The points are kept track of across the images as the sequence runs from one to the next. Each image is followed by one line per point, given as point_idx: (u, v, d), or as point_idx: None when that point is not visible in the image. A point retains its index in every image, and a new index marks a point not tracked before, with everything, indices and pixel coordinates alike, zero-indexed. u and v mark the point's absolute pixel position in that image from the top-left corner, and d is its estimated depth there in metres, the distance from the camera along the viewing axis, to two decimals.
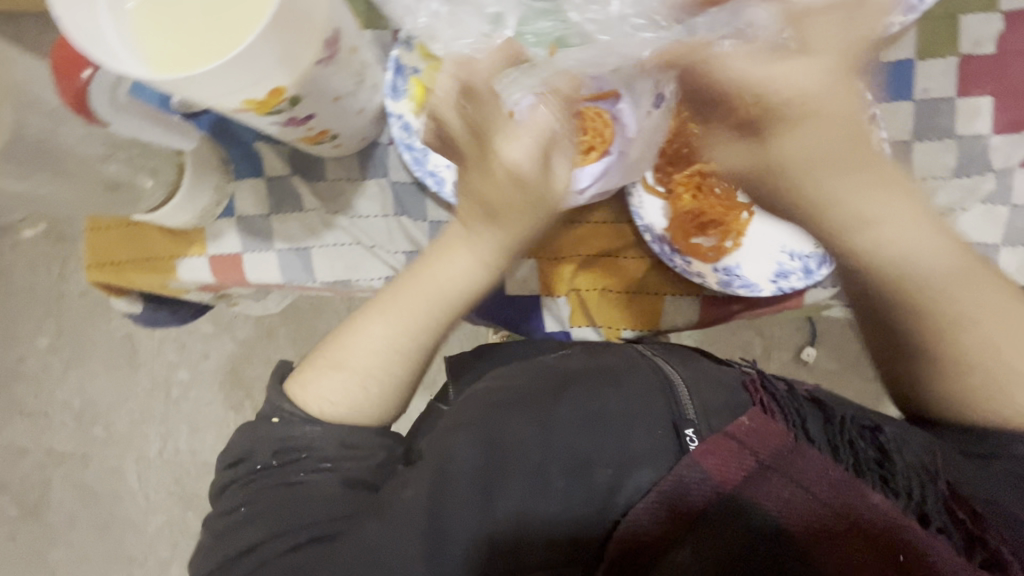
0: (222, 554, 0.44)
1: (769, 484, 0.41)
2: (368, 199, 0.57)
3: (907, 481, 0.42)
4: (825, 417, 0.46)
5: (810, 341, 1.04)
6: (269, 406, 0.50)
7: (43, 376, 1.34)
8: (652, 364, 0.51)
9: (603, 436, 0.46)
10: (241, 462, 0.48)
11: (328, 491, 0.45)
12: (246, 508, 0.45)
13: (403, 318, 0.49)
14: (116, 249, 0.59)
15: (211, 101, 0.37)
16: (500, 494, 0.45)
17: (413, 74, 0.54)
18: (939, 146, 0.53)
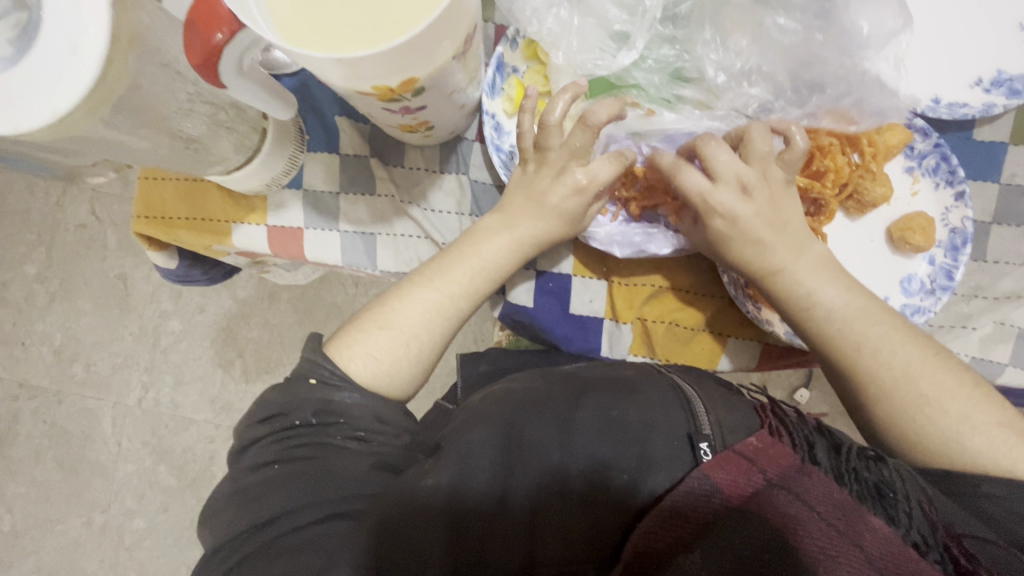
0: (238, 521, 0.39)
1: (777, 504, 0.38)
2: (444, 193, 0.55)
3: (904, 510, 0.38)
4: (832, 445, 0.42)
5: (805, 383, 0.96)
6: (306, 364, 0.45)
7: (27, 304, 1.28)
8: (669, 379, 0.48)
9: (620, 438, 0.43)
10: (277, 417, 0.43)
11: (341, 460, 0.41)
12: (279, 467, 0.41)
13: (453, 284, 0.49)
14: (170, 203, 0.56)
15: (343, 83, 0.35)
16: (515, 485, 0.41)
17: (513, 74, 0.53)
18: (1018, 232, 0.54)
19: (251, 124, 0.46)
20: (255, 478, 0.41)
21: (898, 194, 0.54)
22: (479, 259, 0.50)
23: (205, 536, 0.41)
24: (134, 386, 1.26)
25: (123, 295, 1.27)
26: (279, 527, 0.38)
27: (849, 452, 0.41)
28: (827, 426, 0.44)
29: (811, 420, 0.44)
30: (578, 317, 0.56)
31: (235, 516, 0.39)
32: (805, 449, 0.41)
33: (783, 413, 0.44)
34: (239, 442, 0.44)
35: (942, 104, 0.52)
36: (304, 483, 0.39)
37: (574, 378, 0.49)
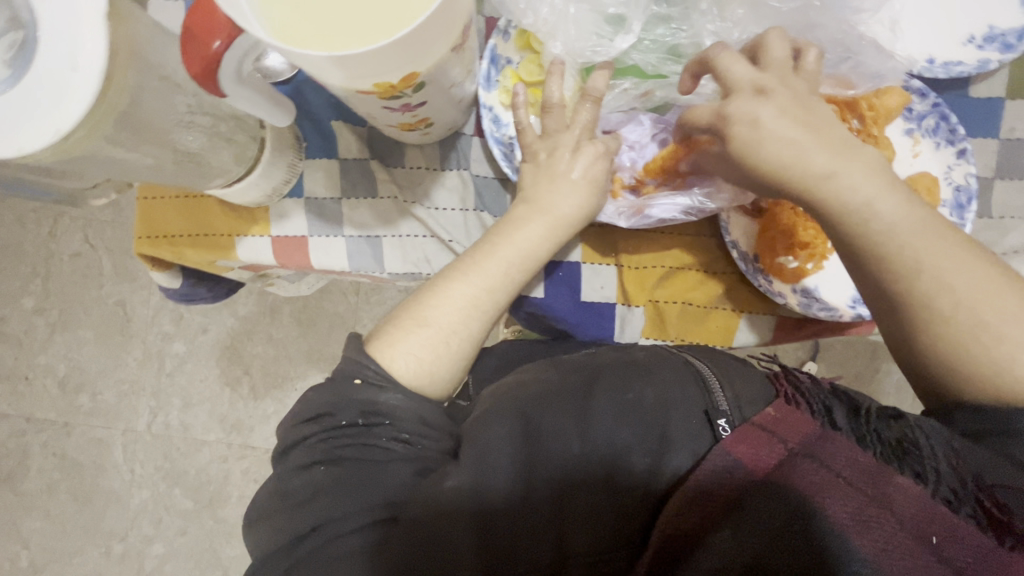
0: (287, 532, 0.40)
1: (802, 472, 0.37)
2: (447, 191, 0.55)
3: (932, 467, 0.36)
4: (851, 407, 0.40)
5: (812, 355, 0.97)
6: (351, 364, 0.45)
7: (28, 338, 1.27)
8: (680, 358, 0.47)
9: (642, 420, 0.43)
10: (322, 417, 0.43)
11: (379, 467, 0.42)
12: (324, 469, 0.42)
13: (490, 279, 0.48)
14: (171, 222, 0.55)
15: (344, 83, 0.35)
16: (541, 478, 0.41)
17: (508, 65, 0.53)
18: (1018, 186, 0.54)
19: (249, 133, 0.47)
20: (301, 481, 0.42)
21: (900, 156, 0.54)
22: (517, 248, 0.49)
23: (254, 545, 0.42)
24: (142, 411, 1.26)
25: (124, 321, 1.26)
26: (322, 535, 0.39)
27: (869, 412, 0.40)
28: (843, 388, 0.42)
29: (828, 386, 0.43)
30: (589, 304, 0.56)
31: (285, 521, 0.41)
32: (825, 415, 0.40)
33: (797, 381, 0.42)
34: (282, 444, 0.44)
35: (936, 63, 0.52)
36: (345, 490, 0.40)
37: (588, 363, 0.48)
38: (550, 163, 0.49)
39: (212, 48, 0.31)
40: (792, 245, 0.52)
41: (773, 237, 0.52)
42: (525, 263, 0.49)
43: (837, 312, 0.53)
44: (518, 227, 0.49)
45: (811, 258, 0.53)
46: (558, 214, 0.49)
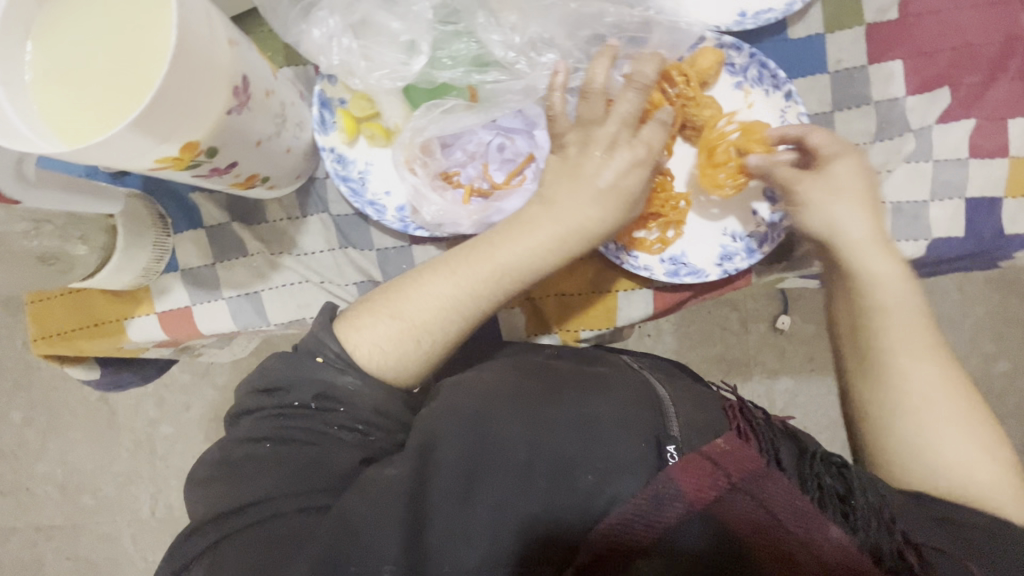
0: (222, 502, 0.41)
1: (737, 506, 0.39)
2: (311, 235, 0.57)
3: (863, 518, 0.39)
4: (798, 447, 0.45)
5: (783, 310, 1.03)
6: (315, 341, 0.46)
7: (20, 451, 1.30)
8: (644, 387, 0.49)
9: (590, 441, 0.43)
10: (277, 391, 0.44)
11: (330, 452, 0.43)
12: (270, 447, 0.42)
13: (472, 280, 0.46)
14: (62, 319, 0.58)
15: (125, 165, 0.37)
16: (483, 483, 0.41)
17: (340, 105, 0.54)
18: (858, 114, 0.55)
19: (97, 224, 0.50)
20: (245, 452, 0.43)
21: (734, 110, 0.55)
22: (512, 257, 0.46)
23: (191, 506, 0.44)
24: (142, 499, 1.28)
25: (109, 416, 1.29)
26: (253, 514, 0.40)
27: (813, 454, 0.44)
28: (796, 429, 0.46)
29: (776, 423, 0.46)
30: None
31: (220, 488, 0.42)
32: (772, 451, 0.43)
33: (751, 415, 0.45)
34: (237, 407, 0.45)
35: (748, 16, 0.53)
36: (285, 471, 0.41)
37: (547, 374, 0.49)
38: None
39: None
40: (644, 218, 0.54)
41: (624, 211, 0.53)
42: (520, 276, 0.47)
43: (703, 272, 0.54)
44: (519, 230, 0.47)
45: (669, 227, 0.54)
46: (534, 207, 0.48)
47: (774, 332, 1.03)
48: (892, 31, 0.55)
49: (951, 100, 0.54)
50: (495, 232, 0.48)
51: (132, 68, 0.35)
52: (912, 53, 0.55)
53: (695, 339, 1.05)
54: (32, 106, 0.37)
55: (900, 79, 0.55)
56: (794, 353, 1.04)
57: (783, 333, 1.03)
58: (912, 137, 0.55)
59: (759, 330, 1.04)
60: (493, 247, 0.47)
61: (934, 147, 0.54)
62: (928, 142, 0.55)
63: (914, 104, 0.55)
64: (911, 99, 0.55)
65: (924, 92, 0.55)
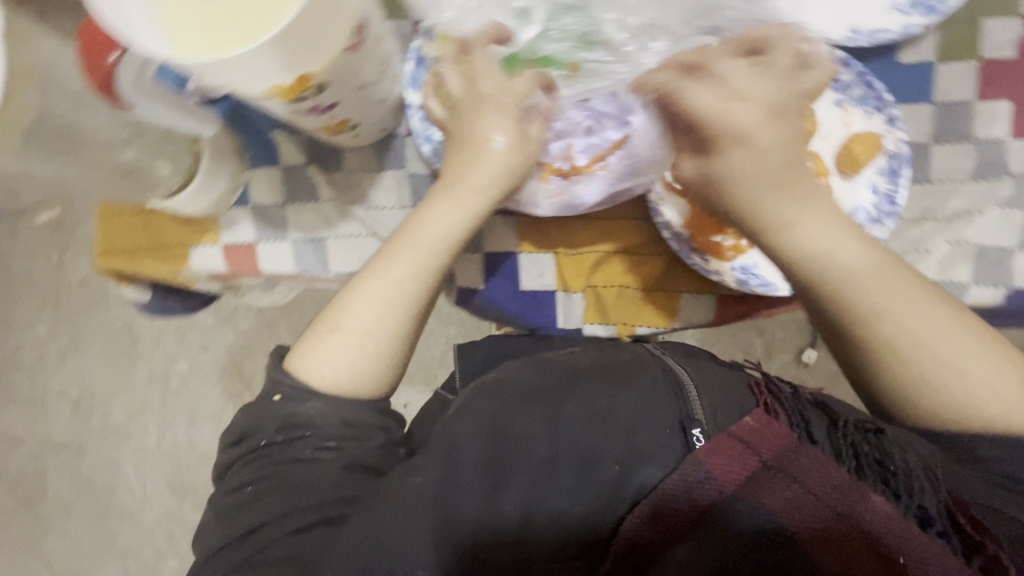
0: (225, 536, 0.42)
1: (771, 485, 0.39)
2: (385, 190, 0.57)
3: (906, 485, 0.39)
4: (829, 420, 0.44)
5: (809, 343, 1.00)
6: (269, 381, 0.47)
7: (41, 364, 1.33)
8: (662, 363, 0.49)
9: (610, 430, 0.45)
10: (247, 437, 0.45)
11: (318, 470, 0.43)
12: (252, 488, 0.43)
13: (401, 281, 0.47)
14: (128, 236, 0.58)
15: (238, 86, 0.37)
16: (507, 481, 0.43)
17: (434, 64, 0.53)
18: (958, 149, 0.53)
19: None
20: (235, 501, 0.43)
21: (831, 127, 0.53)
22: (433, 231, 0.48)
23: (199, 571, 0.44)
24: (150, 429, 1.30)
25: (129, 344, 1.31)
26: (263, 536, 0.41)
27: (845, 424, 0.43)
28: (824, 402, 0.46)
29: (805, 398, 0.46)
30: (530, 293, 0.57)
31: (222, 530, 0.42)
32: (801, 427, 0.43)
33: (777, 392, 0.46)
34: (220, 466, 0.46)
35: (861, 32, 0.52)
36: (297, 497, 0.42)
37: (565, 367, 0.50)
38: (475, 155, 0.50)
39: (104, 63, 0.37)
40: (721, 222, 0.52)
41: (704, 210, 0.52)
42: (438, 247, 0.48)
43: (775, 285, 0.52)
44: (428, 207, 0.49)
45: None
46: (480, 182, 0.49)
47: (797, 363, 1.00)
48: (1007, 70, 0.53)
49: None
50: (412, 215, 0.50)
51: None
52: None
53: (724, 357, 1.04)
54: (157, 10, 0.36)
55: (1007, 119, 0.53)
56: (821, 387, 1.02)
57: (806, 365, 0.99)
58: (1010, 181, 0.53)
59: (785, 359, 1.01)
60: (410, 223, 0.49)
61: None
62: None
63: (1018, 147, 0.53)
64: (1016, 142, 0.53)
65: None
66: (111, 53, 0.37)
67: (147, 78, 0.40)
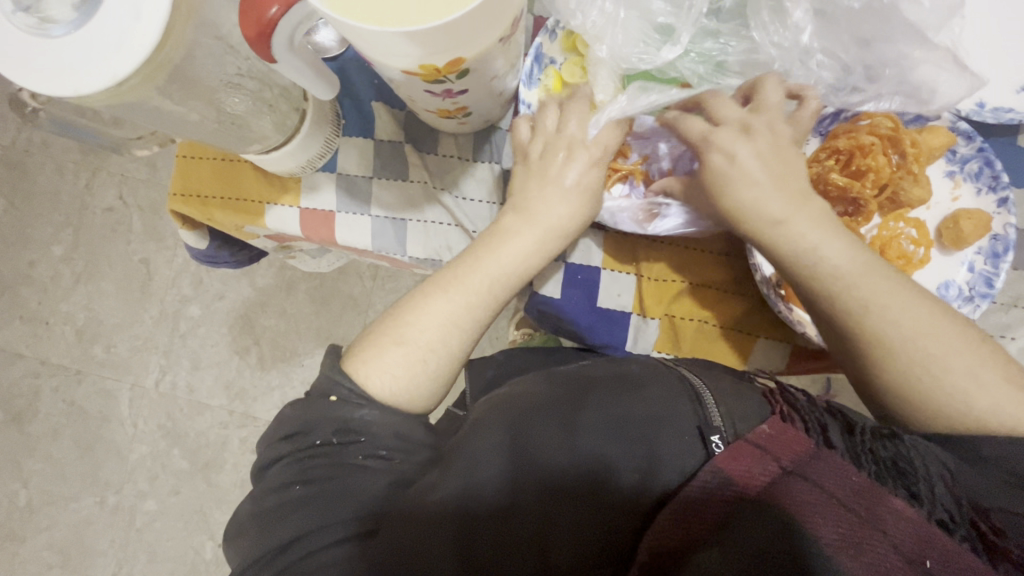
0: (268, 541, 0.40)
1: (793, 492, 0.36)
2: (476, 182, 0.56)
3: (926, 489, 0.36)
4: (845, 425, 0.40)
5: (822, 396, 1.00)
6: (326, 381, 0.45)
7: (53, 284, 1.30)
8: (677, 373, 0.47)
9: (634, 439, 0.42)
10: (296, 436, 0.44)
11: (357, 479, 0.42)
12: (301, 488, 0.42)
13: (471, 293, 0.48)
14: (206, 183, 0.57)
15: (388, 60, 0.35)
16: (523, 490, 0.41)
17: (551, 65, 0.53)
18: None
19: (292, 104, 0.48)
20: (277, 499, 0.42)
21: (938, 198, 0.53)
22: (505, 259, 0.49)
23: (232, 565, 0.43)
24: (151, 368, 1.28)
25: (145, 279, 1.29)
26: (301, 547, 0.40)
27: (862, 430, 0.39)
28: (838, 407, 0.43)
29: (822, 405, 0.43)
30: (602, 310, 0.55)
31: (261, 538, 0.41)
32: (819, 433, 0.40)
33: (792, 398, 0.42)
34: (261, 461, 0.45)
35: (986, 108, 0.51)
36: (330, 505, 0.41)
37: (580, 376, 0.48)
38: (582, 165, 0.50)
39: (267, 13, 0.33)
40: None
41: None
42: (510, 275, 0.49)
43: None
44: (507, 236, 0.49)
45: None
46: (548, 227, 0.49)
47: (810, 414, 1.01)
48: None
49: None
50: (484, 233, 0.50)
51: None
52: None
53: None
54: None
55: None
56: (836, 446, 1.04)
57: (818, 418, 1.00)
58: None
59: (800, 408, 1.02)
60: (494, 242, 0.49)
61: None
62: None
63: None
64: None
65: None
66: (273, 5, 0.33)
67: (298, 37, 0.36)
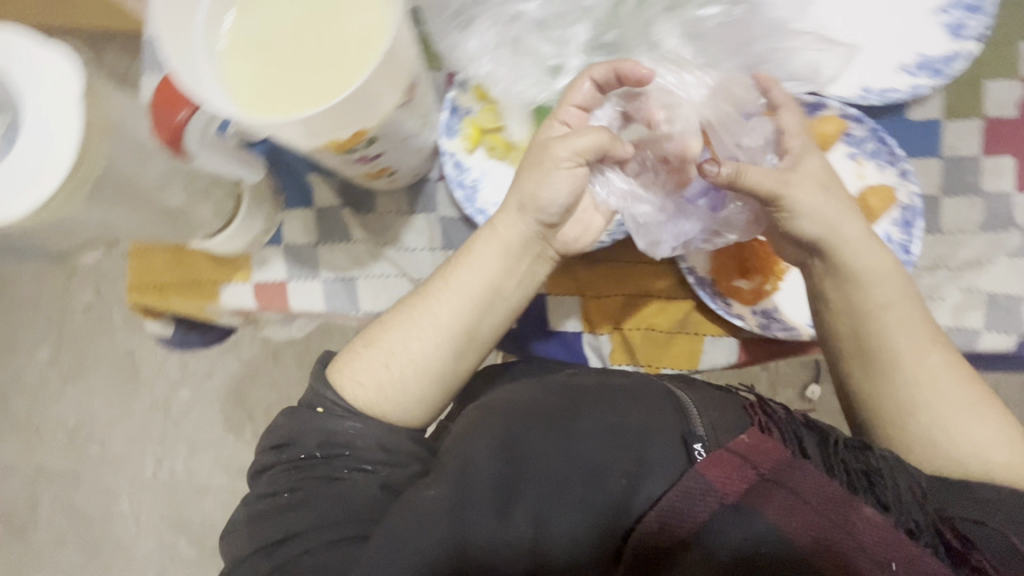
0: (259, 540, 0.42)
1: (770, 498, 0.39)
2: (416, 232, 0.58)
3: (895, 497, 0.41)
4: (820, 437, 0.44)
5: (814, 379, 1.03)
6: (312, 394, 0.48)
7: (42, 390, 1.30)
8: (663, 385, 0.48)
9: (623, 445, 0.44)
10: (286, 447, 0.46)
11: (343, 491, 0.43)
12: (290, 495, 0.44)
13: (463, 291, 0.48)
14: (161, 273, 0.59)
15: (298, 141, 0.38)
16: (516, 500, 0.42)
17: (468, 114, 0.56)
18: (966, 202, 0.56)
19: (226, 191, 0.52)
20: (269, 504, 0.44)
21: (846, 179, 0.56)
22: (486, 262, 0.49)
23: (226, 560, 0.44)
24: (148, 459, 1.27)
25: (133, 370, 1.29)
26: (291, 548, 0.41)
27: (837, 443, 0.43)
28: (814, 419, 0.46)
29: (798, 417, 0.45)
30: (556, 333, 0.57)
31: (255, 535, 0.43)
32: (795, 444, 0.43)
33: (771, 411, 0.45)
34: (255, 467, 0.47)
35: (871, 92, 0.56)
36: (314, 512, 0.42)
37: (569, 383, 0.49)
38: None
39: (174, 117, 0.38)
40: (744, 268, 0.55)
41: (727, 259, 0.55)
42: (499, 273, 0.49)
43: (796, 330, 0.54)
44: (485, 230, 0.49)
45: (767, 279, 0.56)
46: (526, 208, 0.48)
47: (803, 399, 1.02)
48: (1011, 128, 0.55)
49: None
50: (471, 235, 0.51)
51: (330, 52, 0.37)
52: None
53: None
54: (221, 68, 0.38)
55: (1013, 174, 0.55)
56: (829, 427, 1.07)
57: (811, 402, 1.02)
58: (1017, 233, 0.55)
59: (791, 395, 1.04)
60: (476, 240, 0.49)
61: None
62: None
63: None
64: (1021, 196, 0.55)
65: None
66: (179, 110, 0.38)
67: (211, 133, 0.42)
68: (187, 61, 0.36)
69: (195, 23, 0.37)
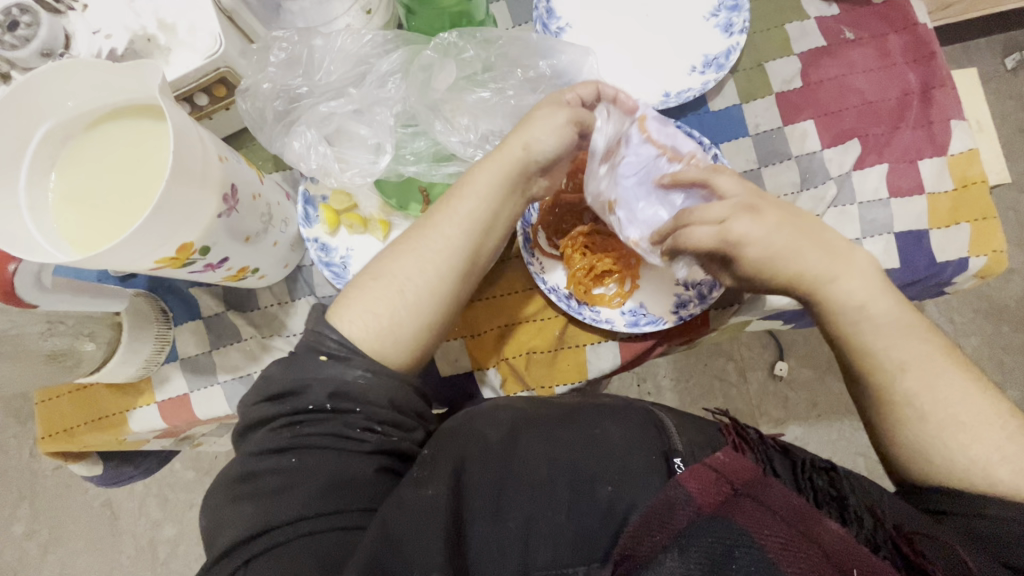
0: (248, 520, 0.39)
1: (744, 509, 0.40)
2: (300, 316, 0.62)
3: (855, 513, 0.43)
4: (790, 461, 0.48)
5: (778, 356, 1.16)
6: (314, 336, 0.45)
7: (21, 567, 1.22)
8: (643, 406, 0.52)
9: (604, 456, 0.45)
10: (292, 396, 0.43)
11: (352, 459, 0.42)
12: (297, 457, 0.41)
13: (469, 221, 0.49)
14: (69, 416, 0.61)
15: (130, 267, 0.42)
16: (509, 506, 0.42)
17: (322, 201, 0.61)
18: (782, 168, 0.61)
19: (104, 321, 0.55)
20: (267, 466, 0.41)
21: None
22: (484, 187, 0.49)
23: (210, 527, 0.41)
24: None
25: (111, 520, 1.23)
26: (283, 532, 0.38)
27: (803, 464, 0.48)
28: (785, 442, 0.50)
29: (770, 442, 0.50)
30: (449, 378, 0.61)
31: (247, 512, 0.39)
32: (767, 463, 0.48)
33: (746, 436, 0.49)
34: (244, 423, 0.44)
35: (671, 96, 0.61)
36: (316, 481, 0.40)
37: (559, 403, 0.51)
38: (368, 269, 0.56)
39: (5, 272, 0.42)
40: (599, 276, 0.59)
41: (578, 270, 0.59)
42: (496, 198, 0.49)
43: (660, 320, 0.58)
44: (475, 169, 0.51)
45: (625, 281, 0.60)
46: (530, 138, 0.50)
47: (773, 377, 1.16)
48: (799, 97, 0.62)
49: (862, 149, 0.61)
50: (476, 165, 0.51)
51: (143, 185, 0.43)
52: (821, 114, 0.62)
53: (699, 390, 1.16)
54: (53, 224, 0.44)
55: (815, 135, 0.62)
56: (802, 396, 1.16)
57: (782, 378, 1.16)
58: (834, 183, 0.61)
59: (757, 375, 1.17)
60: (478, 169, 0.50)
61: (855, 191, 0.60)
62: (849, 187, 0.60)
63: (830, 155, 0.61)
64: (827, 152, 0.61)
65: (837, 145, 0.61)
66: (10, 264, 0.42)
67: (45, 278, 0.45)
68: (16, 228, 0.41)
69: (20, 190, 0.43)
